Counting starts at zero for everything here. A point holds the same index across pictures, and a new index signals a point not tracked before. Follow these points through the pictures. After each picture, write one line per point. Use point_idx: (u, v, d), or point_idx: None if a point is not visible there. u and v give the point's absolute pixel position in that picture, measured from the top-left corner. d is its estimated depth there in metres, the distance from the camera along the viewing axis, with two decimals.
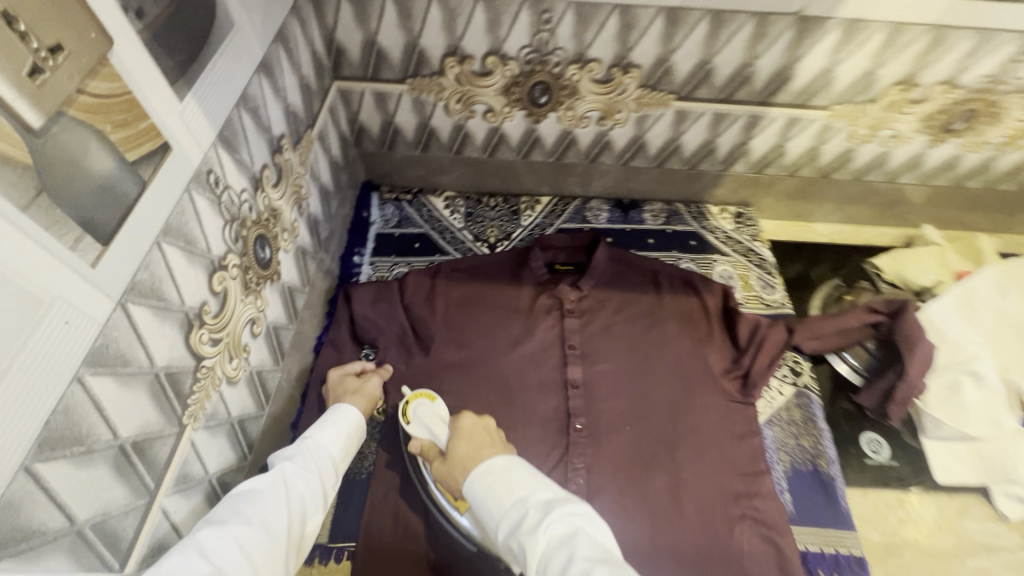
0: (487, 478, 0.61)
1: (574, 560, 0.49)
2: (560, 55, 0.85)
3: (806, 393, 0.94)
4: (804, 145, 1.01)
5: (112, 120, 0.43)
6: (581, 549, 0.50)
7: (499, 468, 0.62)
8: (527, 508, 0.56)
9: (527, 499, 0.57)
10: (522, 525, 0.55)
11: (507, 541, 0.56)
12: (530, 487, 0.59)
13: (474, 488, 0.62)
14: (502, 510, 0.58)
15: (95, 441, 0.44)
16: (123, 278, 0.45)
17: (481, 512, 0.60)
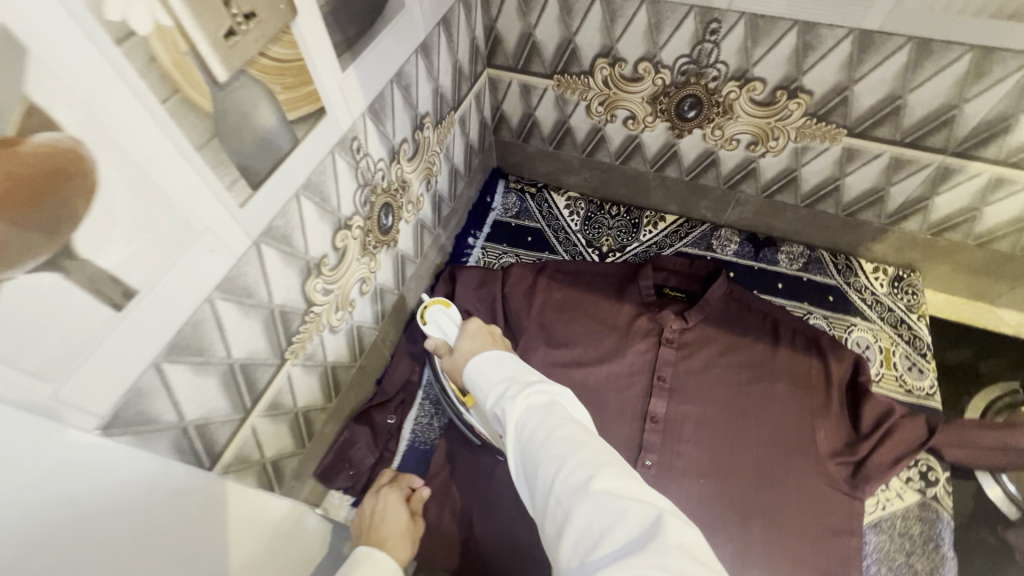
0: (479, 361, 0.62)
1: (550, 415, 0.51)
2: (720, 70, 0.79)
3: (935, 508, 0.78)
4: (1009, 213, 0.82)
5: (283, 83, 0.48)
6: (558, 410, 0.52)
7: (495, 357, 0.62)
8: (510, 377, 0.57)
9: (513, 375, 0.58)
10: (504, 392, 0.55)
11: (489, 411, 0.57)
12: (515, 366, 0.60)
13: (470, 372, 0.62)
14: (489, 380, 0.58)
15: (212, 355, 0.50)
16: (262, 220, 0.51)
17: (472, 391, 0.61)
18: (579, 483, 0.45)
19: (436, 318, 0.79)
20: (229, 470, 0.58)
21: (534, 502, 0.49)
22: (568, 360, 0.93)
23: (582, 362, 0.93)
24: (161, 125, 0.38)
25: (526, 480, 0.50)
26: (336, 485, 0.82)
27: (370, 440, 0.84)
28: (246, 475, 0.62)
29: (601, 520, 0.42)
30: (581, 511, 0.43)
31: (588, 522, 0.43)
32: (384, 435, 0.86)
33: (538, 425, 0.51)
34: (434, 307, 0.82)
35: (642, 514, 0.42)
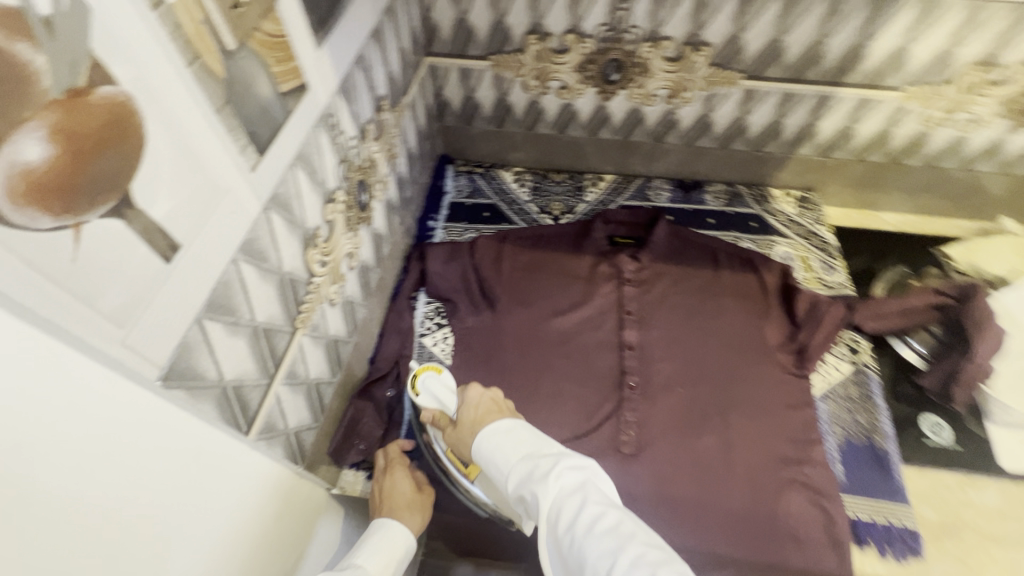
0: (493, 437, 0.67)
1: (587, 504, 0.56)
2: (634, 33, 0.91)
3: (865, 371, 0.94)
4: (875, 128, 1.01)
5: (275, 56, 0.53)
6: (592, 496, 0.57)
7: (503, 430, 0.68)
8: (536, 462, 0.62)
9: (537, 454, 0.63)
10: (533, 474, 0.60)
11: (517, 490, 0.62)
12: (534, 444, 0.65)
13: (482, 446, 0.67)
14: (512, 464, 0.63)
15: (240, 316, 0.54)
16: (269, 186, 0.55)
17: (491, 467, 0.66)
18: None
19: (431, 385, 0.78)
20: (262, 437, 0.61)
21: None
22: (545, 312, 1.01)
23: (557, 310, 1.01)
24: (189, 86, 0.42)
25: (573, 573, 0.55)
26: (349, 461, 0.84)
27: (376, 413, 0.89)
28: (275, 445, 0.64)
29: None
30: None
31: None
32: (386, 408, 0.90)
33: (577, 518, 0.56)
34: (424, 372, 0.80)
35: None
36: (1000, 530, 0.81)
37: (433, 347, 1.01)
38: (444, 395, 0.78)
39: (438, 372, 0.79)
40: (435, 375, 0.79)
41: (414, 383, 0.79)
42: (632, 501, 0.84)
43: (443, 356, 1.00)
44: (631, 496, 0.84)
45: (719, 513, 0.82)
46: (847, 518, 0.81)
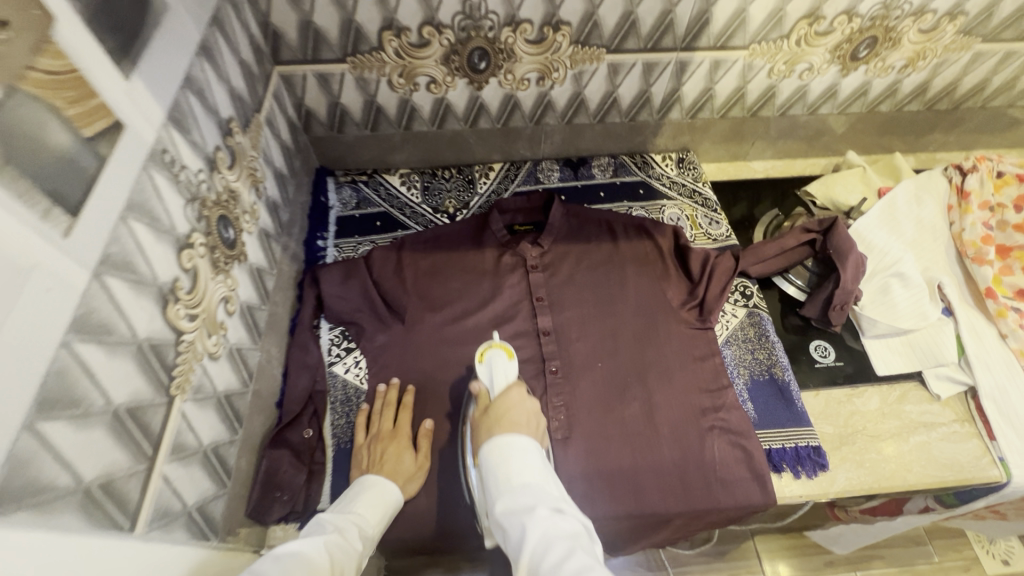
0: (499, 450, 0.68)
1: (575, 552, 0.55)
2: (492, 19, 0.89)
3: (757, 312, 1.02)
4: (731, 86, 1.08)
5: (65, 97, 0.45)
6: (582, 548, 0.56)
7: (515, 445, 0.68)
8: (536, 496, 0.62)
9: (539, 494, 0.63)
10: (530, 512, 0.60)
11: (507, 520, 0.62)
12: (538, 479, 0.65)
13: (487, 455, 0.69)
14: (512, 492, 0.64)
15: (90, 405, 0.46)
16: (96, 250, 0.47)
17: (489, 483, 0.67)
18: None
19: (494, 361, 0.83)
20: (155, 526, 0.54)
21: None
22: (455, 313, 0.99)
23: (465, 308, 1.00)
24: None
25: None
26: (273, 516, 0.78)
27: (294, 459, 0.82)
28: (175, 529, 0.57)
29: None
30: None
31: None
32: (306, 450, 0.84)
33: (563, 557, 0.54)
34: (496, 350, 0.85)
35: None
36: (883, 428, 0.91)
37: (346, 374, 0.95)
38: (496, 376, 0.82)
39: (506, 356, 0.84)
40: (502, 361, 0.84)
41: (484, 352, 0.86)
42: (572, 483, 0.85)
43: (359, 381, 0.94)
44: (570, 478, 0.85)
45: (653, 473, 0.86)
46: (762, 450, 0.88)
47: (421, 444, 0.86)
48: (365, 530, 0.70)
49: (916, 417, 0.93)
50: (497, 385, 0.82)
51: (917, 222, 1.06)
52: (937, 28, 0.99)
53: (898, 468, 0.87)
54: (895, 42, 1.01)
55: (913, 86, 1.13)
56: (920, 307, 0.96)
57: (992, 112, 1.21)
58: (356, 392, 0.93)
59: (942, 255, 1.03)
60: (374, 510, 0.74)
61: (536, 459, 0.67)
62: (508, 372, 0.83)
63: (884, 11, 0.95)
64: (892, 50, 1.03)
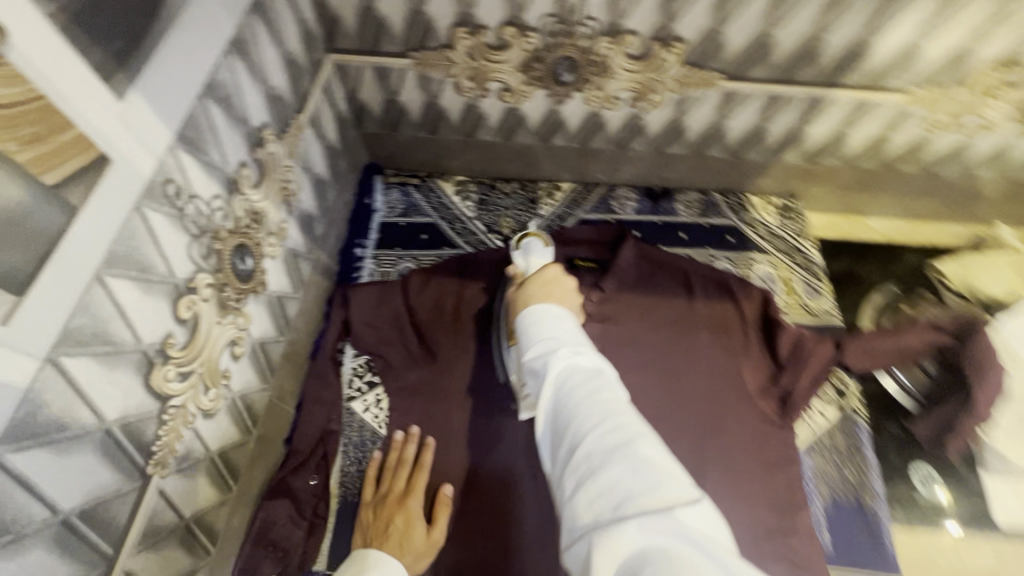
0: (535, 310, 0.62)
1: (597, 385, 0.50)
2: (589, 26, 0.72)
3: (853, 418, 0.84)
4: (870, 133, 0.87)
5: (19, 135, 0.33)
6: (604, 381, 0.51)
7: (552, 314, 0.61)
8: (562, 340, 0.56)
9: (566, 339, 0.56)
10: (554, 350, 0.54)
11: (530, 363, 0.56)
12: (566, 329, 0.58)
13: (523, 318, 0.62)
14: (538, 340, 0.57)
15: (25, 524, 0.37)
16: (51, 330, 0.37)
17: (519, 338, 0.61)
18: (616, 451, 0.44)
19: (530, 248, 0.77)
20: None
21: (558, 452, 0.49)
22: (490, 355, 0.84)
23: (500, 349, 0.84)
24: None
25: (553, 432, 0.50)
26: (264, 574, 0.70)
27: (293, 512, 0.73)
28: None
29: (631, 493, 0.41)
30: (616, 471, 0.43)
31: (615, 484, 0.42)
32: (309, 500, 0.75)
33: (582, 390, 0.50)
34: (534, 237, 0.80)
35: (673, 487, 0.41)
36: None
37: (365, 413, 0.84)
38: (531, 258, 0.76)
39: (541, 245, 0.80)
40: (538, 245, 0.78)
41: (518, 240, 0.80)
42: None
43: (377, 425, 0.83)
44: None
45: None
46: None
47: (438, 516, 0.73)
48: None
49: None
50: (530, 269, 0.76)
51: None
52: None
53: None
54: None
55: None
56: None
57: None
58: (373, 436, 0.82)
59: None
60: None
61: (569, 319, 0.60)
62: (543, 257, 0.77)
63: None
64: None
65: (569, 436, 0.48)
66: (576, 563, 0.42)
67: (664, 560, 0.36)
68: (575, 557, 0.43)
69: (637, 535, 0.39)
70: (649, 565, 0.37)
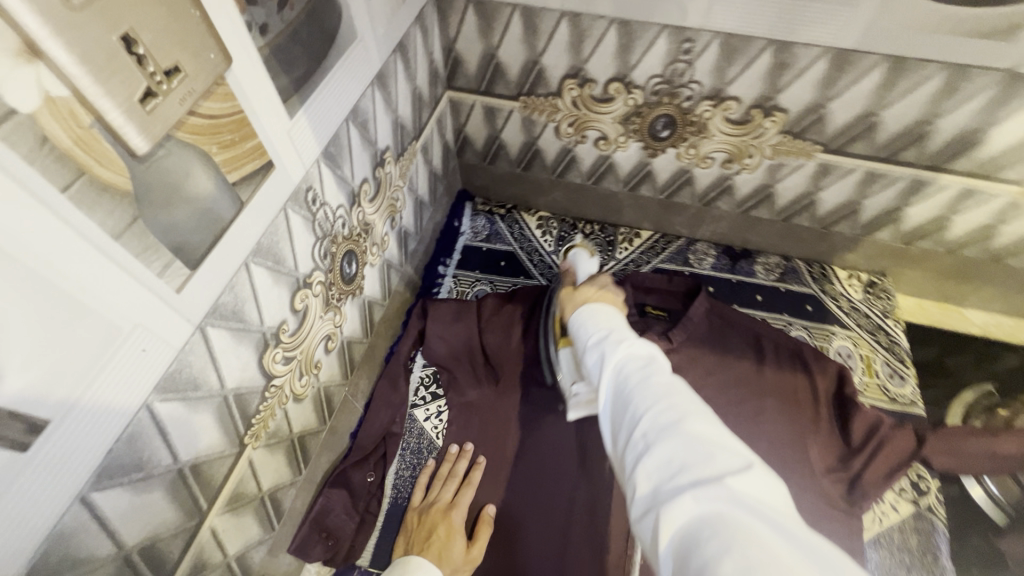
0: (591, 309, 0.63)
1: (653, 366, 0.48)
2: (693, 89, 0.76)
3: (929, 518, 0.78)
4: (976, 221, 0.83)
5: (219, 141, 0.41)
6: (660, 363, 0.49)
7: (604, 314, 0.61)
8: (619, 333, 0.55)
9: (623, 333, 0.55)
10: (610, 340, 0.54)
11: (587, 353, 0.55)
12: (622, 325, 0.58)
13: (579, 318, 0.62)
14: (596, 332, 0.57)
15: (155, 466, 0.42)
16: (206, 302, 0.43)
17: (576, 336, 0.61)
18: (667, 420, 0.42)
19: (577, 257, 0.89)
20: None
21: (610, 430, 0.47)
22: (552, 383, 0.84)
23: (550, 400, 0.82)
24: (47, 232, 0.30)
25: (603, 409, 0.49)
26: (313, 558, 0.73)
27: (349, 504, 0.77)
28: None
29: (690, 464, 0.39)
30: (668, 442, 0.40)
31: (668, 455, 0.40)
32: (363, 495, 0.79)
33: (639, 371, 0.48)
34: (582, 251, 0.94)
35: (725, 457, 0.39)
36: None
37: (425, 422, 0.87)
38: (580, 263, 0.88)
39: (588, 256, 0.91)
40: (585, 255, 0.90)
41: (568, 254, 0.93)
42: None
43: (435, 435, 0.86)
44: None
45: None
46: None
47: (478, 533, 0.74)
48: None
49: None
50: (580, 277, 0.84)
51: None
52: None
53: None
54: None
55: None
56: None
57: None
58: (429, 446, 0.85)
59: None
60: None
61: (623, 321, 0.60)
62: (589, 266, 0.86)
63: None
64: None
65: (618, 408, 0.47)
66: (634, 534, 0.40)
67: (719, 528, 0.34)
68: (638, 529, 0.40)
69: (692, 503, 0.36)
70: (703, 530, 0.35)
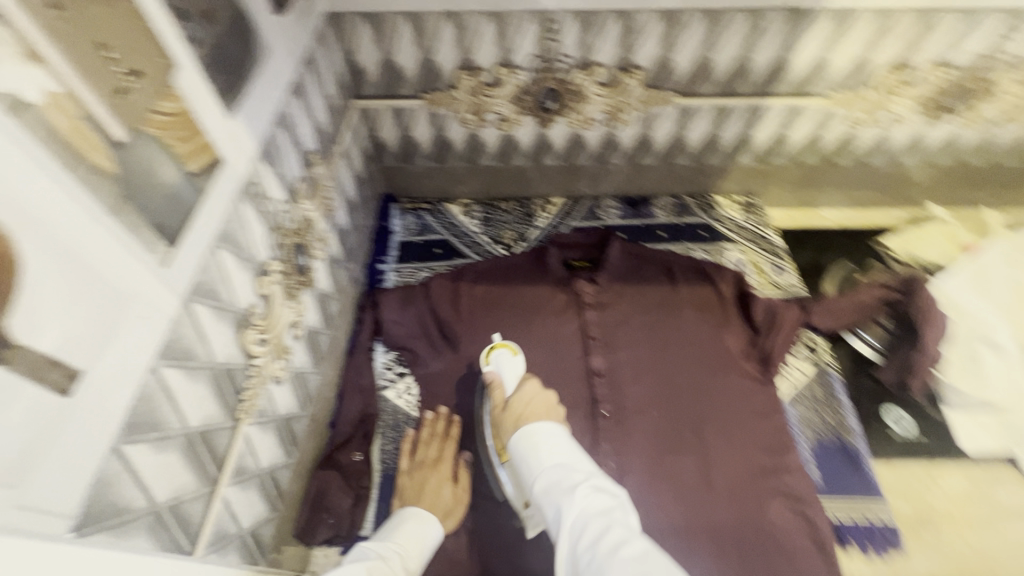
0: (530, 437, 0.68)
1: (612, 527, 0.54)
2: (566, 62, 0.90)
3: (826, 369, 0.96)
4: (806, 133, 1.04)
5: (177, 136, 0.48)
6: (618, 520, 0.55)
7: (546, 433, 0.68)
8: (571, 477, 0.61)
9: (574, 474, 0.62)
10: (563, 490, 0.60)
11: (542, 499, 0.62)
12: (570, 459, 0.65)
13: (519, 446, 0.68)
14: (546, 471, 0.63)
15: (169, 428, 0.48)
16: (188, 279, 0.50)
17: (524, 471, 0.66)
18: None
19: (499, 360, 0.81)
20: (212, 549, 0.55)
21: None
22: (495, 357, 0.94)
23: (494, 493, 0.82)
24: (71, 198, 0.36)
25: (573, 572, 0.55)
26: (319, 537, 0.79)
27: (343, 481, 0.83)
28: (229, 551, 0.59)
29: None
30: None
31: None
32: (354, 473, 0.84)
33: (599, 534, 0.54)
34: (503, 349, 0.85)
35: None
36: (969, 514, 0.86)
37: (397, 399, 0.94)
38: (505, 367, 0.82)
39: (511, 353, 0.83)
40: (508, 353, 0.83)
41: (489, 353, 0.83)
42: None
43: (409, 408, 0.93)
44: None
45: (710, 537, 0.80)
46: (828, 521, 0.82)
47: (461, 476, 0.83)
48: (391, 552, 0.67)
49: (1008, 503, 0.87)
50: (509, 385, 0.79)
51: (1013, 286, 0.98)
52: None
53: (985, 562, 0.82)
54: (990, 94, 0.96)
55: (1008, 140, 1.06)
56: (1013, 380, 0.89)
57: None
58: (406, 418, 0.92)
59: None
60: (410, 543, 0.71)
61: (565, 443, 0.67)
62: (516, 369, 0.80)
63: (981, 63, 0.91)
64: (987, 102, 0.98)
65: None
66: None
67: None
68: None
69: None
70: None
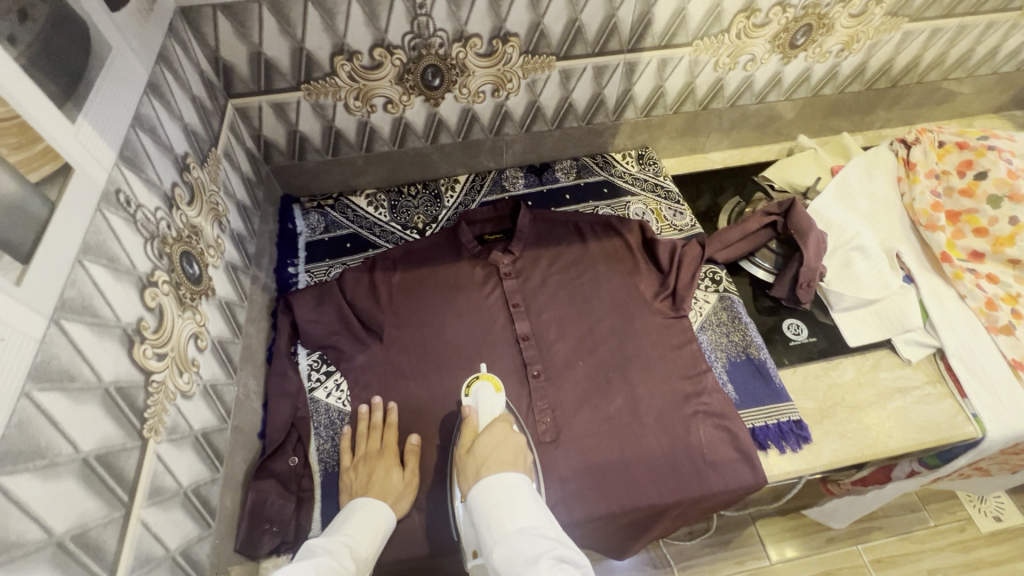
0: (490, 495, 0.68)
1: None
2: (442, 37, 0.91)
3: (728, 296, 1.04)
4: (680, 82, 1.11)
5: (8, 144, 0.44)
6: None
7: (508, 487, 0.69)
8: (535, 546, 0.62)
9: (536, 545, 0.62)
10: (527, 562, 0.60)
11: (504, 566, 0.62)
12: (534, 523, 0.65)
13: (479, 499, 0.69)
14: (508, 535, 0.64)
15: (57, 454, 0.45)
16: (52, 296, 0.46)
17: (484, 532, 0.67)
18: None
19: (480, 394, 0.85)
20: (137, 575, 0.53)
21: None
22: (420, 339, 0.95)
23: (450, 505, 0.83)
24: None
25: None
26: (265, 548, 0.77)
27: (281, 489, 0.81)
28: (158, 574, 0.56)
29: None
30: None
31: None
32: (293, 478, 0.83)
33: None
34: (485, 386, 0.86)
35: None
36: (861, 398, 0.94)
37: (328, 398, 0.92)
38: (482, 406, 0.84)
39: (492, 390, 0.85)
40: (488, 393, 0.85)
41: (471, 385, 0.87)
42: (567, 485, 0.85)
43: (342, 404, 0.91)
44: (565, 477, 0.85)
45: (646, 465, 0.86)
46: (747, 430, 0.89)
47: (409, 460, 0.83)
48: (342, 546, 0.68)
49: (891, 384, 0.96)
50: (482, 419, 0.83)
51: (871, 195, 1.11)
52: (866, 12, 1.05)
53: (880, 435, 0.90)
54: (829, 28, 1.07)
55: (852, 68, 1.18)
56: (883, 276, 1.01)
57: (929, 87, 1.28)
58: (340, 414, 0.90)
59: (897, 226, 1.08)
60: (364, 532, 0.72)
61: (527, 501, 0.68)
62: (493, 406, 0.84)
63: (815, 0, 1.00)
64: (828, 35, 1.09)
65: None
66: None
67: None
68: None
69: None
70: None
